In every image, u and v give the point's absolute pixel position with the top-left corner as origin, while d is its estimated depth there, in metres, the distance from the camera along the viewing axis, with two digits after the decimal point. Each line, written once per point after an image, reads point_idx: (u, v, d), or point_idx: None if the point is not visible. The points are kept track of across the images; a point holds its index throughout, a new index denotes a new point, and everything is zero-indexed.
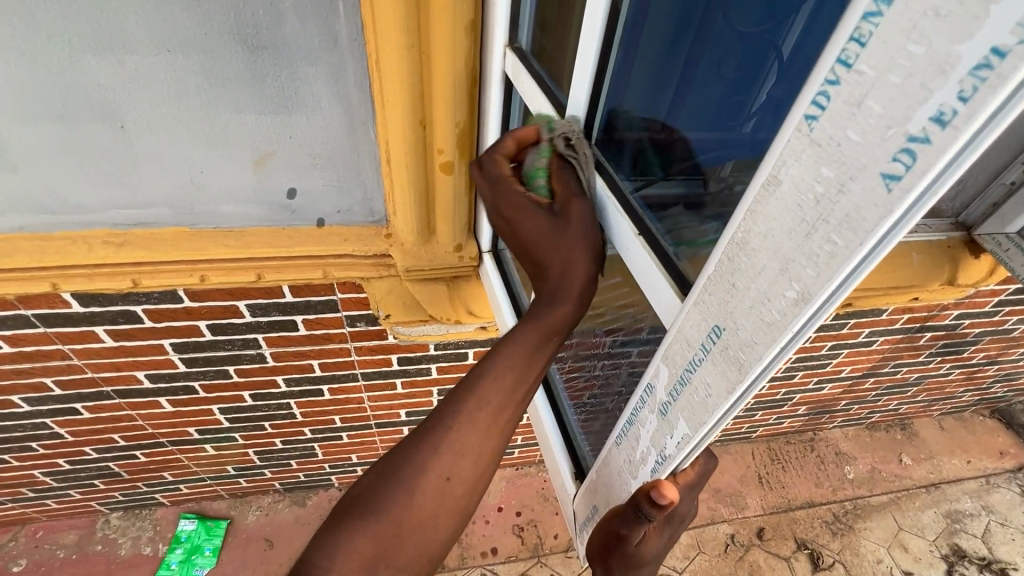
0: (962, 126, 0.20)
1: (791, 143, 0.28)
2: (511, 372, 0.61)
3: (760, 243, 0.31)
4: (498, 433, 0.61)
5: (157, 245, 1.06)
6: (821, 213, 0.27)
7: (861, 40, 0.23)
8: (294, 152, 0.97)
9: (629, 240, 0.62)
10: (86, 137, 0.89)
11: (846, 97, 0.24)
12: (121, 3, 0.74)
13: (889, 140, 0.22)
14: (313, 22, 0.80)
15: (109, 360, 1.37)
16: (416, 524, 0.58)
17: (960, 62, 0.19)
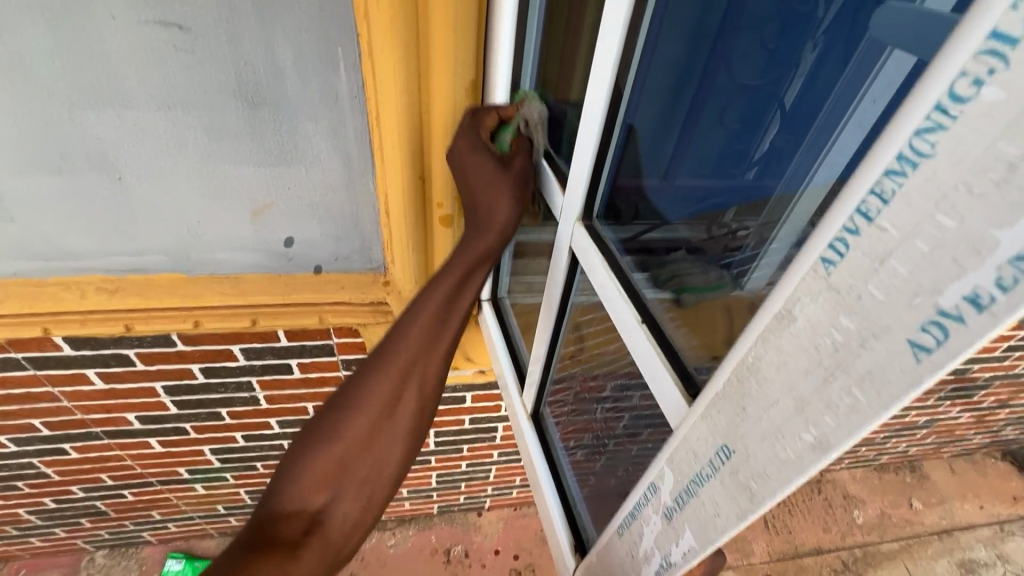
0: (1003, 315, 0.18)
1: (805, 282, 0.26)
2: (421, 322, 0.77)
3: (772, 374, 0.29)
4: (407, 397, 0.77)
5: (151, 291, 1.04)
6: (840, 361, 0.24)
7: (883, 198, 0.21)
8: (293, 203, 0.96)
9: (631, 327, 0.61)
10: (83, 187, 0.88)
11: (867, 251, 0.22)
12: (123, 62, 0.74)
13: (916, 308, 0.20)
14: (314, 80, 0.80)
15: (99, 401, 1.34)
16: (347, 478, 0.72)
17: (996, 248, 0.18)
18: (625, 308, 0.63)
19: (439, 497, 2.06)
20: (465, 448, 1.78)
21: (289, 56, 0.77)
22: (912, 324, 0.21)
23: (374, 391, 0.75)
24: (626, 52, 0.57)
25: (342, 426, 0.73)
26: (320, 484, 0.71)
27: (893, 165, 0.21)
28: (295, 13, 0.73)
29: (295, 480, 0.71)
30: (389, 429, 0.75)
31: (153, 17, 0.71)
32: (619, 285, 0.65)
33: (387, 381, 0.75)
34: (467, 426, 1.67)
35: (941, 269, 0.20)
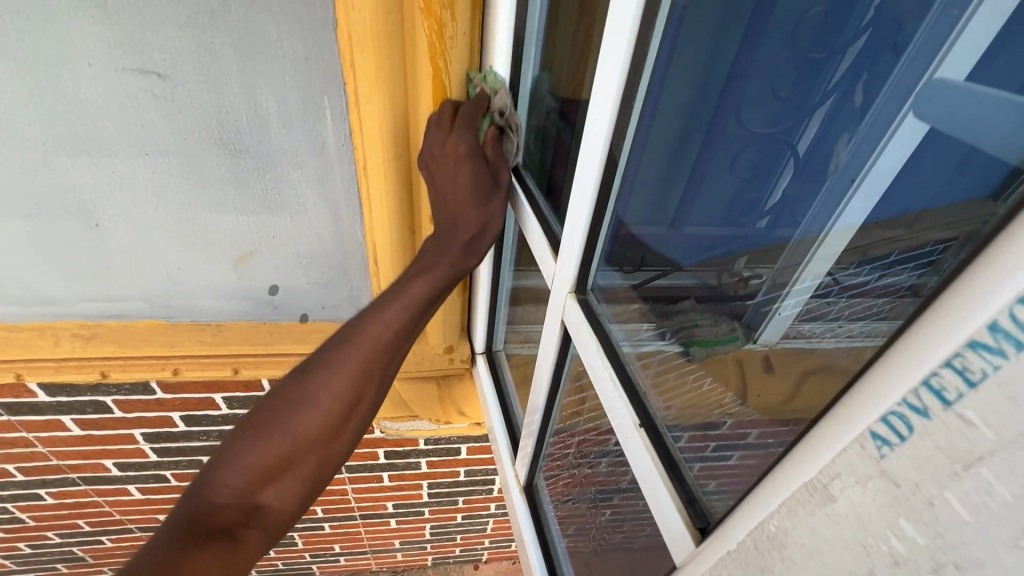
0: None
1: (850, 454, 0.23)
2: (392, 327, 0.62)
3: (814, 542, 0.25)
4: (371, 386, 0.62)
5: (130, 339, 0.99)
6: (903, 571, 0.21)
7: (967, 377, 0.18)
8: (278, 252, 0.91)
9: (629, 430, 0.55)
10: (59, 234, 0.84)
11: (941, 442, 0.19)
12: (100, 109, 0.71)
13: (1017, 543, 0.17)
14: (299, 129, 0.77)
15: (76, 448, 1.27)
16: (288, 478, 0.58)
17: None
18: (621, 408, 0.56)
19: (432, 549, 1.95)
20: (460, 500, 1.69)
21: (274, 106, 0.74)
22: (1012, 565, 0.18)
23: (356, 345, 0.61)
24: (618, 125, 0.51)
25: (305, 394, 0.59)
26: (252, 482, 0.56)
27: (983, 336, 0.17)
28: (279, 63, 0.70)
29: (226, 474, 0.56)
30: (368, 394, 0.62)
31: (130, 65, 0.68)
32: (614, 378, 0.58)
33: (350, 370, 0.60)
34: (462, 477, 1.58)
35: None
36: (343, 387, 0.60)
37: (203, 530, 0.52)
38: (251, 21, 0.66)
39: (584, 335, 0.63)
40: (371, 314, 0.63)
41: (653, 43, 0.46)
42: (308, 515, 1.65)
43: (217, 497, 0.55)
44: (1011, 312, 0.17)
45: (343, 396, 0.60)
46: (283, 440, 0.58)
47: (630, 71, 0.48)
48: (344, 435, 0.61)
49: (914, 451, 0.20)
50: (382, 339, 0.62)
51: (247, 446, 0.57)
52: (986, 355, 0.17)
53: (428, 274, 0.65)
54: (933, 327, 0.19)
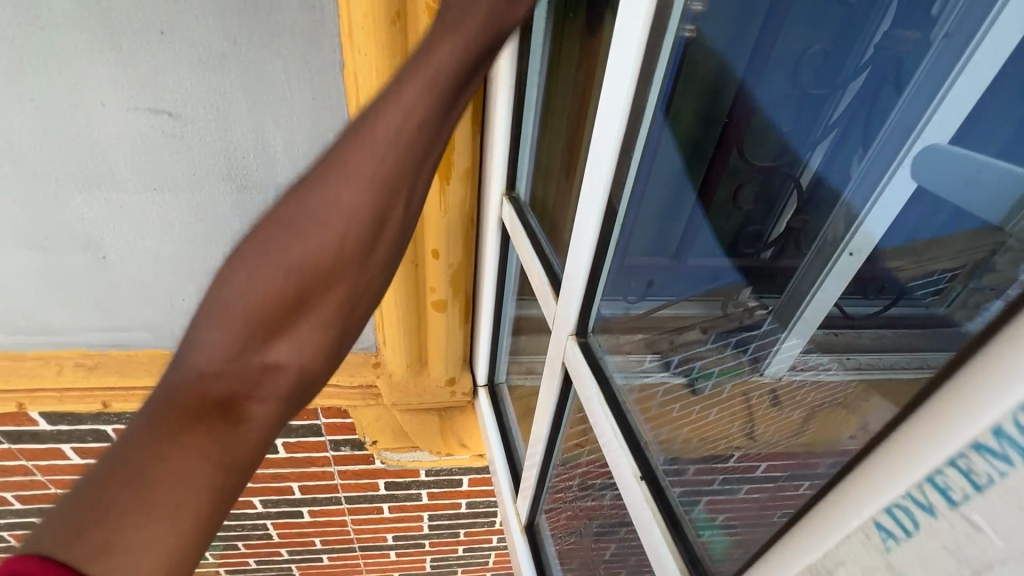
0: None
1: (857, 538, 0.24)
2: (413, 115, 0.48)
3: None
4: (403, 195, 0.50)
5: (132, 368, 0.99)
6: None
7: (973, 478, 0.19)
8: None
9: (629, 483, 0.53)
10: (67, 266, 0.85)
11: (948, 542, 0.20)
12: (111, 146, 0.73)
13: None
14: (305, 165, 0.78)
15: (75, 476, 1.26)
16: (303, 322, 0.48)
17: None
18: (623, 460, 0.54)
19: None
20: (462, 532, 1.65)
21: (281, 143, 0.75)
22: None
23: (379, 129, 0.47)
24: (617, 172, 0.51)
25: (332, 178, 0.48)
26: (254, 334, 0.46)
27: (986, 440, 0.18)
28: (286, 103, 0.72)
29: (216, 330, 0.45)
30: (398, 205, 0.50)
31: (141, 104, 0.70)
32: (615, 427, 0.56)
33: (368, 177, 0.48)
34: (464, 509, 1.55)
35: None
36: (408, 111, 0.47)
37: (190, 408, 0.41)
38: (262, 64, 0.68)
39: (582, 378, 0.61)
40: (381, 104, 0.47)
41: (651, 92, 0.46)
42: (307, 546, 1.62)
43: (208, 365, 0.44)
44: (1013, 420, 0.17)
45: (359, 217, 0.48)
46: (318, 245, 0.48)
47: (628, 122, 0.48)
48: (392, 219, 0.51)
49: (921, 546, 0.21)
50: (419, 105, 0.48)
51: (257, 279, 0.46)
52: (990, 459, 0.18)
53: (416, 74, 0.47)
54: (938, 423, 0.20)
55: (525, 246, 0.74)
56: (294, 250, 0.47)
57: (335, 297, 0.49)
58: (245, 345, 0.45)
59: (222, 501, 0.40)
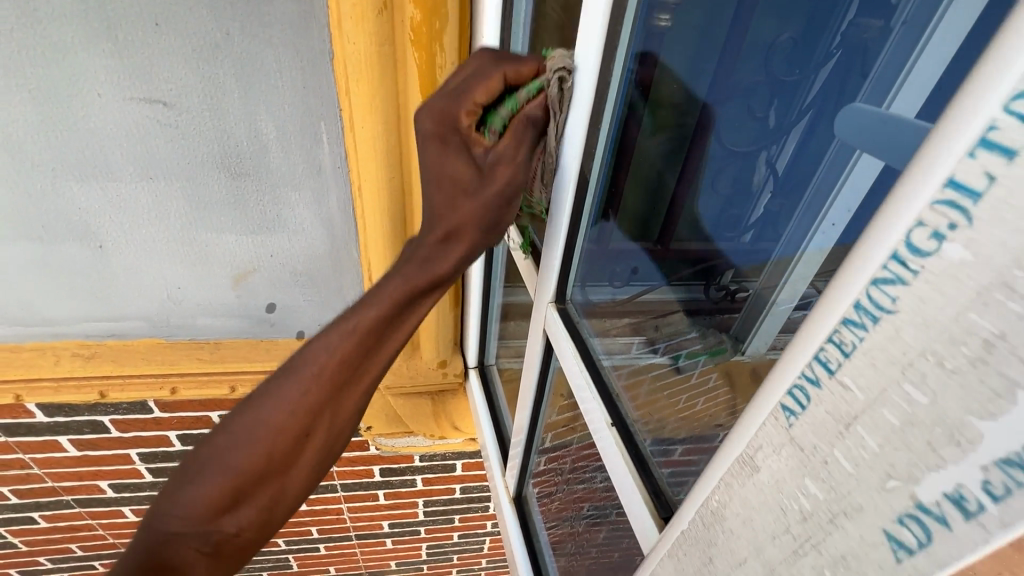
0: (996, 529, 0.14)
1: (766, 428, 0.22)
2: (356, 338, 0.51)
3: (738, 527, 0.24)
4: (324, 418, 0.52)
5: (129, 358, 1.02)
6: (811, 534, 0.20)
7: (843, 348, 0.18)
8: (276, 271, 0.95)
9: (602, 429, 0.59)
10: (63, 256, 0.87)
11: (831, 409, 0.18)
12: (107, 136, 0.75)
13: (891, 492, 0.16)
14: (297, 152, 0.81)
15: (72, 470, 1.27)
16: (245, 510, 0.51)
17: (983, 443, 0.14)
18: (596, 410, 0.60)
19: (430, 570, 1.94)
20: (457, 518, 1.68)
21: (273, 130, 0.78)
22: (886, 510, 0.17)
23: (319, 350, 0.51)
24: (588, 145, 0.54)
25: (270, 400, 0.50)
26: (205, 514, 0.49)
27: (851, 315, 0.17)
28: (278, 92, 0.74)
29: (176, 510, 0.49)
30: (325, 424, 0.52)
31: (138, 95, 0.72)
32: (588, 381, 0.62)
33: (309, 385, 0.51)
34: (458, 494, 1.58)
35: (913, 450, 0.16)
36: (339, 345, 0.51)
37: (147, 574, 0.46)
38: (254, 53, 0.71)
39: (561, 343, 0.67)
40: (311, 347, 0.51)
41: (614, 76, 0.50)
42: (304, 536, 1.64)
43: (167, 528, 0.49)
44: (869, 293, 0.16)
45: (321, 389, 0.51)
46: (247, 457, 0.50)
47: (597, 92, 0.51)
48: (321, 435, 0.53)
49: (812, 418, 0.19)
50: (353, 340, 0.51)
51: (199, 484, 0.49)
52: (854, 329, 0.17)
53: (377, 303, 0.52)
54: (820, 307, 0.18)
55: (508, 225, 0.78)
56: (229, 458, 0.50)
57: (271, 498, 0.52)
58: (199, 520, 0.49)
59: None
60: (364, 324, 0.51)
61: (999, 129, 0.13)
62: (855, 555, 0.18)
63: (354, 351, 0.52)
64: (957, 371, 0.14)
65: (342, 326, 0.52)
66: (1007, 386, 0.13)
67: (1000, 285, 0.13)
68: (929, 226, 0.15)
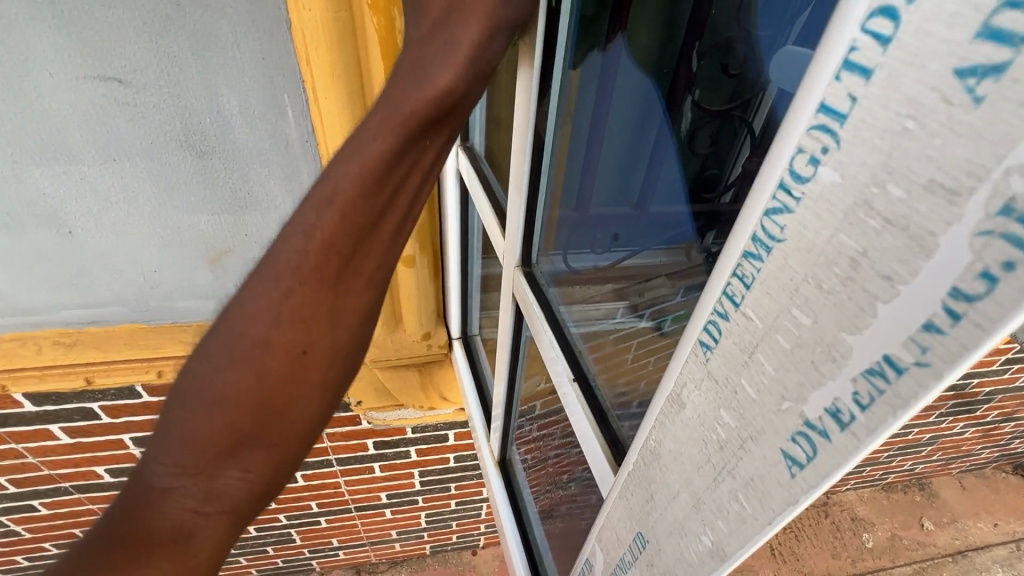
0: (863, 436, 0.17)
1: (687, 365, 0.25)
2: (325, 219, 0.43)
3: (671, 461, 0.27)
4: (327, 328, 0.47)
5: (110, 343, 1.02)
6: (728, 462, 0.23)
7: (744, 283, 0.21)
8: (250, 250, 0.94)
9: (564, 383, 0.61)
10: (34, 243, 0.87)
11: (737, 339, 0.21)
12: (65, 117, 0.74)
13: (785, 413, 0.20)
14: (262, 127, 0.79)
15: (66, 457, 1.29)
16: (246, 448, 0.46)
17: (851, 357, 0.17)
18: (559, 362, 0.63)
19: (430, 537, 2.01)
20: (453, 486, 1.73)
21: (235, 105, 0.76)
22: (783, 430, 0.20)
23: (298, 230, 0.44)
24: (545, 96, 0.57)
25: (258, 297, 0.45)
26: (201, 456, 0.45)
27: (751, 248, 0.20)
28: (235, 63, 0.73)
29: (163, 452, 0.45)
30: (324, 335, 0.47)
31: (91, 73, 0.70)
32: (555, 342, 0.64)
33: (291, 311, 0.45)
34: (452, 464, 1.62)
35: (804, 371, 0.19)
36: (371, 147, 0.42)
37: (144, 529, 0.44)
38: (208, 25, 0.69)
39: (530, 310, 0.69)
40: (286, 232, 0.45)
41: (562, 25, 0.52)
42: (303, 511, 1.68)
43: (155, 479, 0.45)
44: (762, 227, 0.19)
45: (312, 278, 0.44)
46: (234, 390, 0.45)
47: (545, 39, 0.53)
48: (320, 348, 0.47)
49: (723, 353, 0.22)
50: (377, 141, 0.41)
51: (219, 372, 0.45)
52: (752, 262, 0.20)
53: (343, 196, 0.42)
54: (729, 246, 0.21)
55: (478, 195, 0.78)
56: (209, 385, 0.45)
57: (270, 444, 0.47)
58: (202, 454, 0.45)
59: (217, 560, 0.47)
60: (332, 223, 0.43)
61: (859, 48, 0.15)
62: (760, 476, 0.21)
63: (334, 225, 0.43)
64: (832, 291, 0.17)
65: (340, 168, 0.43)
66: (869, 301, 0.16)
67: (861, 205, 0.16)
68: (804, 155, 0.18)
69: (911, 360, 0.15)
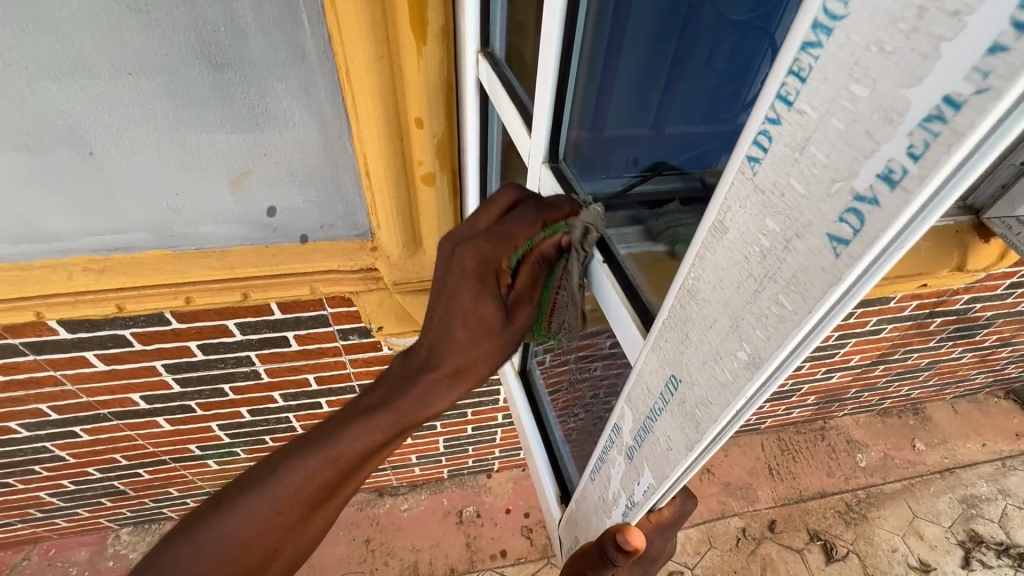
0: (912, 188, 0.20)
1: (737, 185, 0.29)
2: (325, 469, 0.55)
3: (711, 291, 0.34)
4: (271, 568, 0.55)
5: (138, 270, 1.04)
6: (767, 271, 0.29)
7: (801, 75, 0.23)
8: (271, 170, 0.95)
9: (594, 266, 0.63)
10: (56, 166, 0.87)
11: (788, 140, 0.25)
12: (77, 25, 0.72)
13: (836, 195, 0.23)
14: (278, 35, 0.78)
15: (103, 384, 1.35)
16: None
17: (910, 110, 0.19)
18: (589, 250, 0.64)
19: (447, 461, 2.13)
20: (470, 411, 1.82)
21: (249, 11, 0.74)
22: (832, 216, 0.24)
23: (306, 464, 0.55)
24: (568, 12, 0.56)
25: (253, 503, 0.54)
26: None
27: (809, 37, 0.23)
28: None
29: None
30: (287, 550, 0.55)
31: None
32: None
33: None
34: (470, 389, 1.70)
35: (858, 146, 0.22)
36: (377, 434, 0.57)
37: None
38: None
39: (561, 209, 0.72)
40: (298, 455, 0.56)
41: None
42: None
43: None
44: (825, 7, 0.21)
45: (301, 508, 0.55)
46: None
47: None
48: (285, 556, 0.55)
49: (774, 158, 0.26)
50: (376, 435, 0.57)
51: (194, 561, 0.51)
52: (810, 51, 0.23)
53: (323, 507, 0.56)
54: (787, 46, 0.24)
55: (500, 98, 0.75)
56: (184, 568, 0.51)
57: None
58: None
59: None
60: (346, 454, 0.56)
61: None
62: (802, 271, 0.27)
63: (324, 480, 0.55)
64: (893, 50, 0.19)
65: (352, 434, 0.57)
66: (933, 45, 0.18)
67: None
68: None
69: (969, 94, 0.18)
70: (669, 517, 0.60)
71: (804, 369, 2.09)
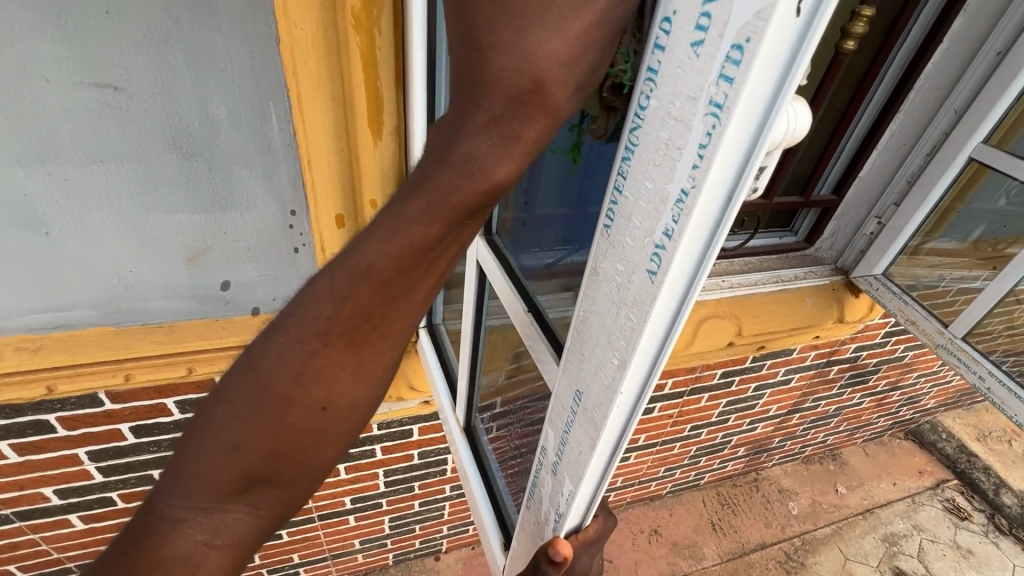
0: (677, 237, 0.37)
1: (601, 243, 0.46)
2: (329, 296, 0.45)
3: (593, 317, 0.48)
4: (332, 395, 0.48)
5: (77, 348, 1.02)
6: (623, 296, 0.44)
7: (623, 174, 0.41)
8: (228, 248, 1.01)
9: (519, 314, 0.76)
10: (9, 246, 0.89)
11: (622, 213, 0.42)
12: (56, 121, 0.79)
13: (648, 244, 0.40)
14: (247, 131, 0.89)
15: (12, 479, 1.24)
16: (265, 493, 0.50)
17: (670, 197, 0.36)
18: (515, 301, 0.78)
19: (393, 544, 2.04)
20: (417, 485, 1.79)
21: (223, 112, 0.85)
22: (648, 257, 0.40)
23: (324, 297, 0.46)
24: None
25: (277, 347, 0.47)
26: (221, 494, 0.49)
27: (625, 155, 0.41)
28: (228, 74, 0.82)
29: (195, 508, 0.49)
30: (345, 390, 0.49)
31: (87, 79, 0.77)
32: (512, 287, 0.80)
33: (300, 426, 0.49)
34: (417, 460, 1.69)
35: (653, 215, 0.39)
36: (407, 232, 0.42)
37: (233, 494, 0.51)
38: (204, 39, 0.78)
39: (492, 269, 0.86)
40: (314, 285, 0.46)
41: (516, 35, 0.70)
42: None
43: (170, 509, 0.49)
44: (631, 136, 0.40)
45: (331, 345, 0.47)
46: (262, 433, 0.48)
47: None
48: (339, 404, 0.49)
49: (616, 223, 0.43)
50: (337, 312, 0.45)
51: (236, 418, 0.48)
52: (626, 160, 0.41)
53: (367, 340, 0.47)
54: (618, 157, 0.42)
55: None
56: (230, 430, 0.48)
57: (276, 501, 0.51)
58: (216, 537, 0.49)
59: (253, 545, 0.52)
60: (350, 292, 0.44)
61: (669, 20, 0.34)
62: (640, 294, 0.42)
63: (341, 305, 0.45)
64: (658, 163, 0.37)
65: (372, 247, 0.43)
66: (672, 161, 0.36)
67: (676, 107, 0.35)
68: (642, 93, 0.37)
69: (689, 188, 0.35)
70: (596, 534, 0.67)
71: (731, 421, 2.26)
